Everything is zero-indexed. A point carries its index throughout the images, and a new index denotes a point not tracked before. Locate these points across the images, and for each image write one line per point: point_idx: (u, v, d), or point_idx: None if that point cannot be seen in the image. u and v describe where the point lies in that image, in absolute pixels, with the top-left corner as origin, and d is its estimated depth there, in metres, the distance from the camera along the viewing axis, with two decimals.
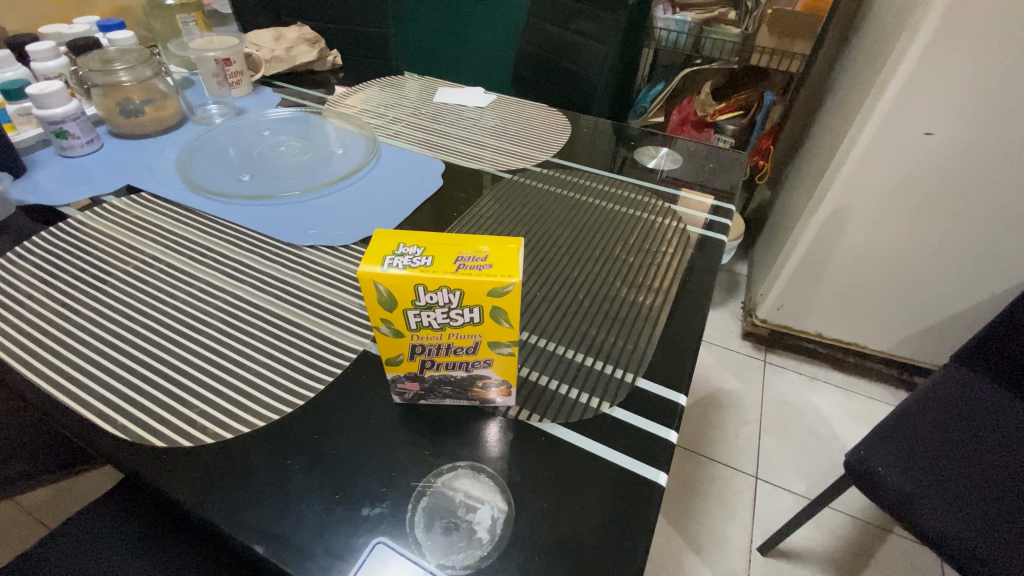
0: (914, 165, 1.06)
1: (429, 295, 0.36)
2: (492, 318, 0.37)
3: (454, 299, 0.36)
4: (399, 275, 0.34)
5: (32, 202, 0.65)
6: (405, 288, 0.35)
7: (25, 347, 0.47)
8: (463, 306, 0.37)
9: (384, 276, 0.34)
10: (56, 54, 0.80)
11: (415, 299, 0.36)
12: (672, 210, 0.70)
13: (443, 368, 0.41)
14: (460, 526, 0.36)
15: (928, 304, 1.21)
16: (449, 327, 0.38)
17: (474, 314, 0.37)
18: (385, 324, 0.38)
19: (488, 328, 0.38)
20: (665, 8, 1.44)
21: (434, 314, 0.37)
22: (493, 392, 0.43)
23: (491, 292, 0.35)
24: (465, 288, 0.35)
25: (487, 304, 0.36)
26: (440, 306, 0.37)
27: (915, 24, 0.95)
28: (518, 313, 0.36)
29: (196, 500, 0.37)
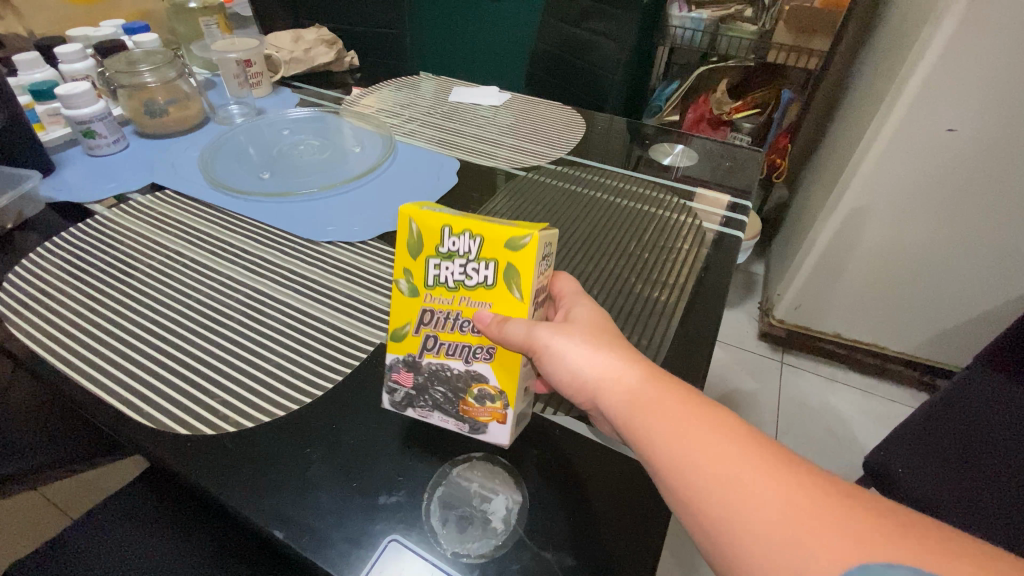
0: (934, 162, 1.04)
1: (449, 240, 0.42)
2: (504, 279, 0.41)
3: (474, 248, 0.41)
4: (435, 214, 0.42)
5: (60, 199, 0.67)
6: (435, 229, 0.42)
7: (54, 337, 0.48)
8: (480, 261, 0.41)
9: (421, 214, 0.42)
10: (84, 56, 0.82)
11: (440, 243, 0.42)
12: (688, 207, 0.70)
13: (442, 353, 0.42)
14: (474, 515, 0.37)
15: (952, 304, 1.19)
16: (462, 287, 0.42)
17: (488, 272, 0.41)
18: (410, 274, 0.43)
19: (498, 294, 0.41)
20: (680, 6, 1.45)
21: (453, 269, 0.42)
22: (485, 412, 0.40)
23: (508, 243, 0.40)
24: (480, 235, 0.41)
25: (501, 260, 0.40)
26: (454, 257, 0.42)
27: (937, 18, 0.94)
28: (526, 277, 0.40)
29: (217, 486, 0.38)
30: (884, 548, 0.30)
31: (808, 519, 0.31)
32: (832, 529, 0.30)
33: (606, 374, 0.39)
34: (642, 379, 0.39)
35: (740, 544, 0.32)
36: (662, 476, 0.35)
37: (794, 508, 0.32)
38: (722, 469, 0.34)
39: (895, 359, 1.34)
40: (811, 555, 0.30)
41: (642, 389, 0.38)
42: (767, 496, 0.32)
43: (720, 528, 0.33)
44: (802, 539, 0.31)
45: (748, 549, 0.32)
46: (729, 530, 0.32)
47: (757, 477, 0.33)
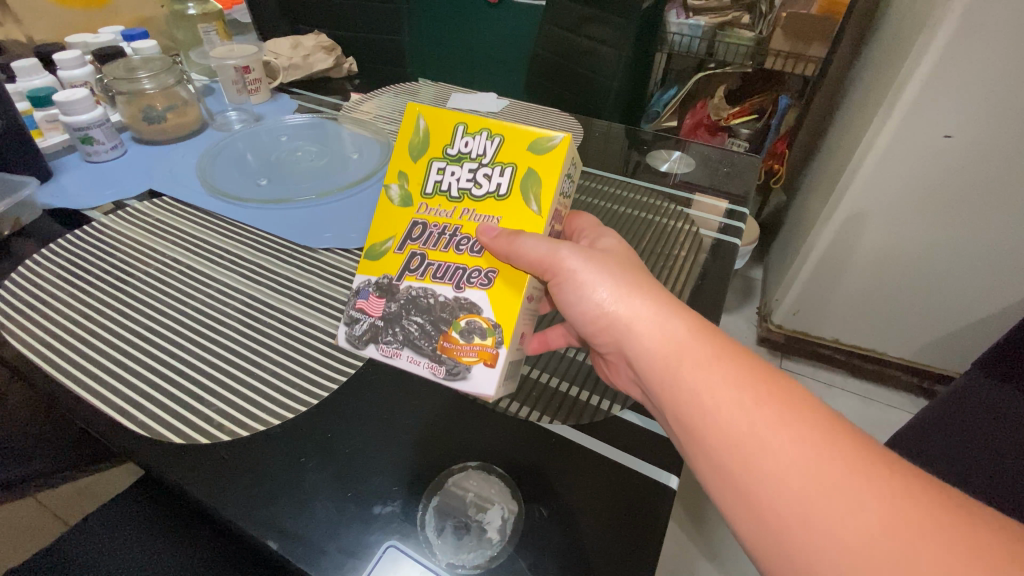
0: (931, 168, 1.04)
1: (466, 143, 0.47)
2: (520, 187, 0.45)
3: (489, 151, 0.46)
4: (449, 116, 0.48)
5: (57, 206, 0.67)
6: (450, 128, 0.48)
7: (50, 345, 0.48)
8: (495, 166, 0.46)
9: (435, 116, 0.48)
10: (83, 62, 0.83)
11: (453, 144, 0.47)
12: (685, 213, 0.70)
13: (429, 277, 0.45)
14: (469, 526, 0.37)
15: (950, 310, 1.19)
16: (470, 195, 0.47)
17: (502, 181, 0.45)
18: (419, 172, 0.49)
19: (510, 204, 0.45)
20: (678, 12, 1.46)
21: (463, 172, 0.47)
22: (471, 352, 0.42)
23: (531, 147, 0.45)
24: (501, 141, 0.46)
25: (521, 167, 0.45)
26: (471, 160, 0.47)
27: (933, 26, 0.94)
28: (542, 185, 0.44)
29: (211, 495, 0.38)
30: (909, 511, 0.31)
31: (841, 477, 0.32)
32: (859, 483, 0.32)
33: (641, 315, 0.41)
34: (687, 328, 0.40)
35: (764, 487, 0.33)
36: (693, 417, 0.37)
37: (825, 465, 0.33)
38: (755, 418, 0.35)
39: (894, 364, 1.34)
40: (838, 509, 0.31)
41: (682, 337, 0.40)
42: (797, 449, 0.33)
43: (745, 470, 0.34)
44: (828, 493, 0.32)
45: (771, 492, 0.33)
46: (755, 474, 0.34)
47: (789, 431, 0.34)
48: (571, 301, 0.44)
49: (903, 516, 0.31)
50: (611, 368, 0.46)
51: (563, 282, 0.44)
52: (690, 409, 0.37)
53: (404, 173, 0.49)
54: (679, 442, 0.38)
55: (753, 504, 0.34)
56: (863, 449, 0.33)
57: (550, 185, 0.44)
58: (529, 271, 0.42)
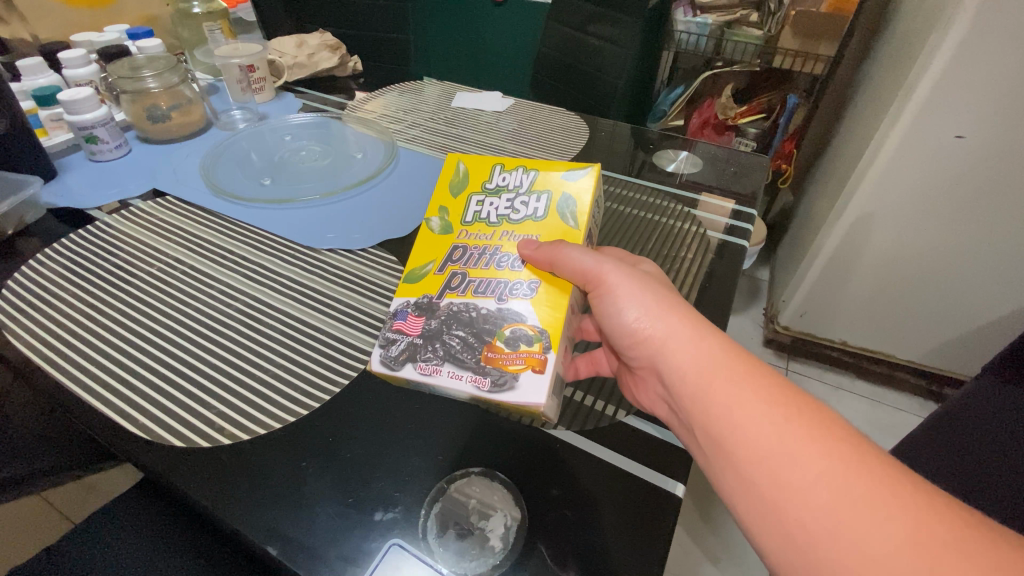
0: (942, 170, 1.03)
1: (503, 178, 0.52)
2: (557, 209, 0.48)
3: (525, 183, 0.51)
4: (486, 159, 0.53)
5: (61, 205, 0.67)
6: (487, 169, 0.53)
7: (53, 346, 0.48)
8: (531, 195, 0.50)
9: (472, 160, 0.54)
10: (87, 61, 0.83)
11: (491, 180, 0.52)
12: (692, 214, 0.69)
13: (471, 293, 0.45)
14: (472, 535, 0.36)
15: (961, 313, 1.17)
16: (508, 220, 0.49)
17: (537, 205, 0.49)
18: (455, 208, 0.51)
19: (548, 223, 0.48)
20: (685, 11, 1.44)
21: (501, 202, 0.51)
22: (518, 359, 0.41)
23: (563, 177, 0.50)
24: (536, 174, 0.51)
25: (555, 193, 0.49)
26: (508, 192, 0.51)
27: (945, 24, 0.93)
28: (577, 206, 0.48)
29: (212, 501, 0.37)
30: (943, 528, 0.30)
31: (868, 494, 0.31)
32: (894, 500, 0.31)
33: (676, 332, 0.41)
34: (720, 346, 0.39)
35: (795, 503, 0.33)
36: (721, 431, 0.36)
37: (860, 480, 0.32)
38: (786, 432, 0.34)
39: (901, 366, 1.34)
40: (874, 526, 0.30)
41: (711, 355, 0.39)
42: (829, 464, 0.33)
43: (774, 484, 0.34)
44: (862, 510, 0.31)
45: (802, 507, 0.32)
46: (786, 488, 0.33)
47: (822, 447, 0.34)
48: (607, 314, 0.44)
49: (935, 533, 0.30)
50: (640, 389, 0.44)
51: (602, 294, 0.44)
52: (719, 423, 0.36)
53: (444, 206, 0.52)
54: (705, 457, 0.38)
55: (784, 518, 0.33)
56: (893, 470, 0.33)
57: (585, 204, 0.48)
58: (573, 281, 0.44)
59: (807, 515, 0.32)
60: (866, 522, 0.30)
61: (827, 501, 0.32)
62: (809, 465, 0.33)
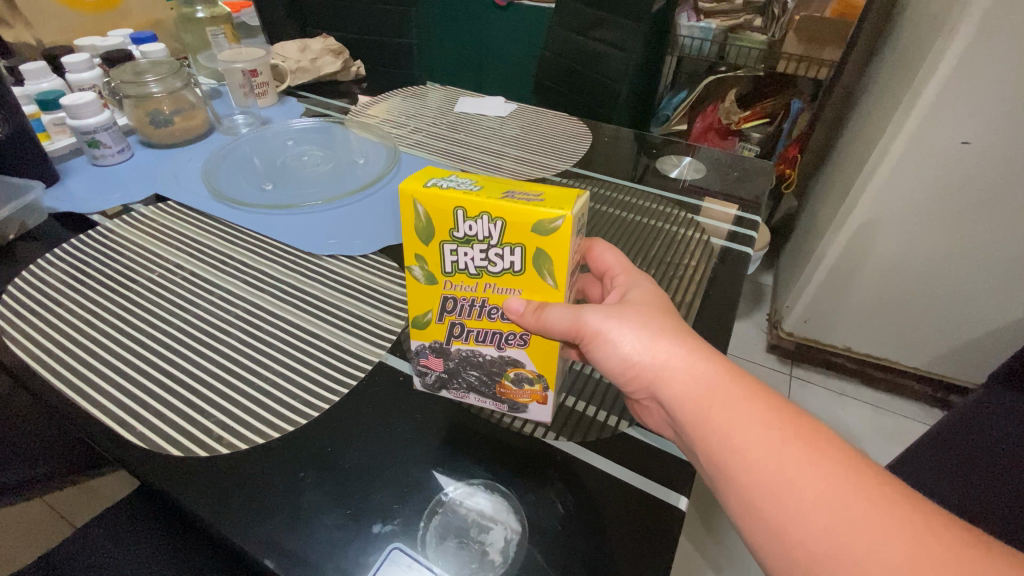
0: (947, 176, 1.02)
1: (468, 224, 0.38)
2: (533, 264, 0.39)
3: (495, 232, 0.38)
4: (440, 195, 0.38)
5: (63, 210, 0.67)
6: (445, 211, 0.38)
7: (51, 353, 0.48)
8: (505, 246, 0.38)
9: (424, 193, 0.38)
10: (91, 65, 0.83)
11: (454, 227, 0.39)
12: (695, 220, 0.68)
13: (471, 341, 0.43)
14: (471, 548, 0.36)
15: (965, 320, 1.16)
16: (485, 273, 0.40)
17: (514, 259, 0.39)
18: (422, 259, 0.41)
19: (528, 280, 0.40)
20: (689, 15, 1.44)
21: (471, 252, 0.40)
22: (524, 394, 0.42)
23: (537, 227, 0.37)
24: (506, 222, 0.37)
25: (531, 246, 0.38)
26: (479, 242, 0.39)
27: (950, 29, 0.92)
28: (559, 262, 0.38)
29: (209, 512, 0.37)
30: (942, 547, 0.30)
31: (869, 519, 0.31)
32: (893, 519, 0.31)
33: (669, 360, 0.39)
34: (715, 369, 0.38)
35: (794, 523, 0.32)
36: (719, 450, 0.36)
37: (858, 500, 0.32)
38: (783, 452, 0.34)
39: (906, 373, 1.32)
40: (873, 547, 0.30)
41: (706, 378, 0.38)
42: (828, 484, 0.32)
43: (773, 504, 0.33)
44: (861, 530, 0.31)
45: (801, 528, 0.32)
46: (785, 508, 0.33)
47: (819, 467, 0.33)
48: (599, 356, 0.42)
49: (936, 557, 0.29)
50: (645, 412, 0.42)
51: (590, 341, 0.41)
52: (717, 443, 0.36)
53: (413, 255, 0.41)
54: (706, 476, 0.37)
55: (784, 538, 0.33)
56: (893, 492, 0.32)
57: (566, 262, 0.38)
58: (560, 339, 0.40)
59: (810, 542, 0.32)
60: (868, 549, 0.30)
61: (829, 527, 0.31)
62: (810, 490, 0.33)
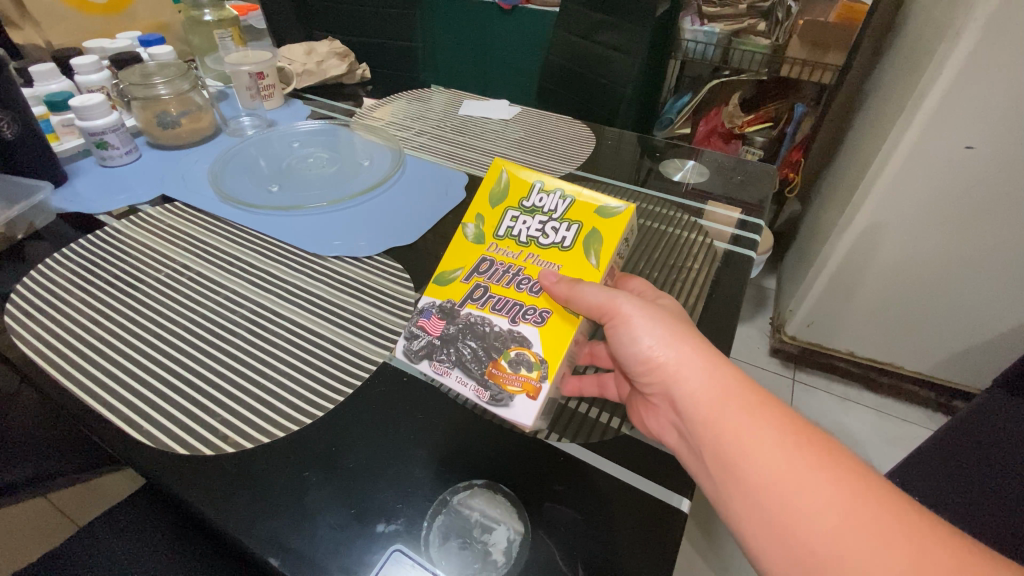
0: (952, 180, 1.02)
1: (540, 199, 0.50)
2: (583, 243, 0.46)
3: (561, 209, 0.49)
4: (528, 177, 0.52)
5: (71, 210, 0.67)
6: (527, 188, 0.51)
7: (59, 351, 0.48)
8: (565, 223, 0.48)
9: (515, 175, 0.52)
10: (99, 67, 0.84)
11: (528, 200, 0.50)
12: (699, 224, 0.68)
13: (487, 309, 0.46)
14: (474, 548, 0.36)
15: (969, 325, 1.16)
16: (537, 244, 0.48)
17: (568, 234, 0.48)
18: (487, 221, 0.51)
19: (571, 255, 0.46)
20: (693, 19, 1.45)
21: (534, 223, 0.49)
22: (516, 382, 0.42)
23: (598, 212, 0.47)
24: (573, 202, 0.49)
25: (587, 225, 0.47)
26: (542, 214, 0.50)
27: (955, 34, 0.93)
28: (606, 244, 0.46)
29: (213, 511, 0.37)
30: (941, 554, 0.31)
31: (876, 525, 0.32)
32: (896, 527, 0.32)
33: (689, 358, 0.40)
34: (731, 373, 0.39)
35: (802, 527, 0.33)
36: (730, 453, 0.36)
37: (865, 507, 0.32)
38: (793, 457, 0.35)
39: (910, 378, 1.31)
40: (877, 553, 0.31)
41: (721, 381, 0.38)
42: (835, 491, 0.33)
43: (782, 508, 0.34)
44: (866, 535, 0.31)
45: (809, 530, 0.32)
46: (791, 512, 0.33)
47: (826, 473, 0.34)
48: (621, 342, 0.42)
49: (939, 564, 0.30)
50: (649, 413, 0.42)
51: (615, 324, 0.42)
52: (728, 445, 0.36)
53: (481, 216, 0.52)
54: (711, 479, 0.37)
55: (790, 541, 0.33)
56: (899, 500, 0.33)
57: (612, 245, 0.46)
58: (586, 314, 0.43)
59: (817, 544, 0.32)
60: (875, 553, 0.31)
61: (836, 531, 0.32)
62: (819, 494, 0.33)
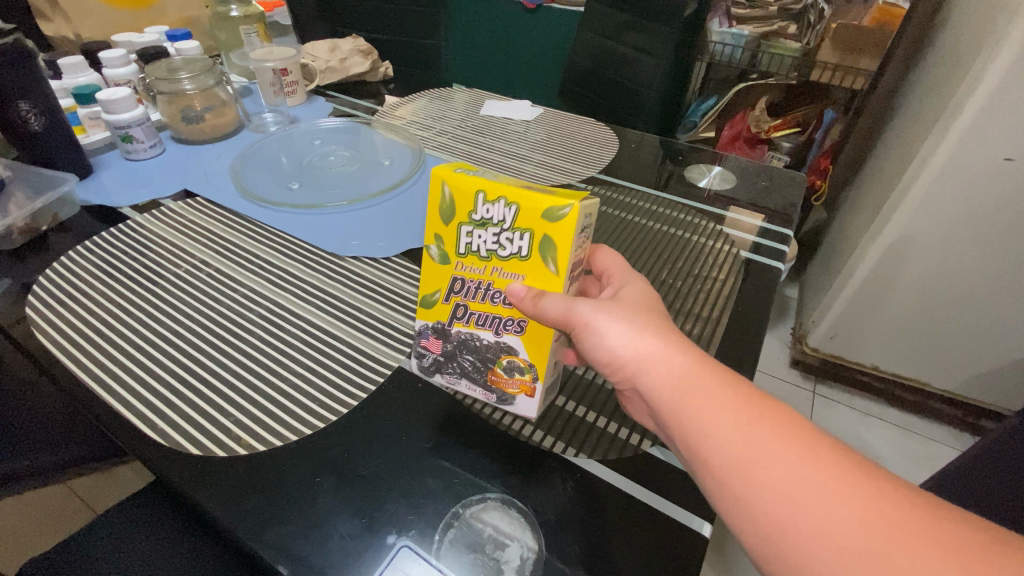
0: (989, 192, 0.98)
1: (485, 208, 0.43)
2: (539, 251, 0.41)
3: (509, 217, 0.42)
4: (466, 182, 0.43)
5: (95, 202, 0.68)
6: (468, 196, 0.43)
7: (78, 345, 0.48)
8: (515, 231, 0.42)
9: (454, 180, 0.43)
10: (127, 61, 0.84)
11: (474, 211, 0.43)
12: (723, 232, 0.66)
13: (471, 324, 0.44)
14: (486, 564, 0.35)
15: (1006, 341, 1.11)
16: (496, 255, 0.43)
17: (523, 242, 0.42)
18: (441, 241, 0.45)
19: (532, 266, 0.42)
20: (721, 22, 1.43)
21: (487, 235, 0.43)
22: (514, 384, 0.43)
23: (545, 214, 0.41)
24: (518, 207, 0.41)
25: (539, 231, 0.41)
26: (493, 225, 0.43)
27: (998, 41, 0.89)
28: (564, 249, 0.41)
29: (226, 515, 0.37)
30: (923, 539, 0.29)
31: (847, 496, 0.30)
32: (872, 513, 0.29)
33: (652, 350, 0.38)
34: (691, 359, 0.37)
35: (776, 510, 0.31)
36: (697, 440, 0.34)
37: (840, 492, 0.30)
38: (763, 440, 0.33)
39: (936, 396, 1.27)
40: (850, 527, 0.29)
41: (685, 365, 0.37)
42: (804, 467, 0.31)
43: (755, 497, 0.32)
44: (838, 508, 0.30)
45: (781, 512, 0.31)
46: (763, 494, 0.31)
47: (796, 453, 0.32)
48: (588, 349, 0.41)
49: (912, 531, 0.29)
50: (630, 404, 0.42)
51: (579, 332, 0.40)
52: (696, 432, 0.34)
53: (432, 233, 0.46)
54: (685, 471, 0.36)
55: (768, 535, 0.31)
56: (867, 472, 0.31)
57: (568, 250, 0.41)
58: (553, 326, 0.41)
59: (793, 522, 0.30)
60: (846, 525, 0.29)
61: (808, 506, 0.30)
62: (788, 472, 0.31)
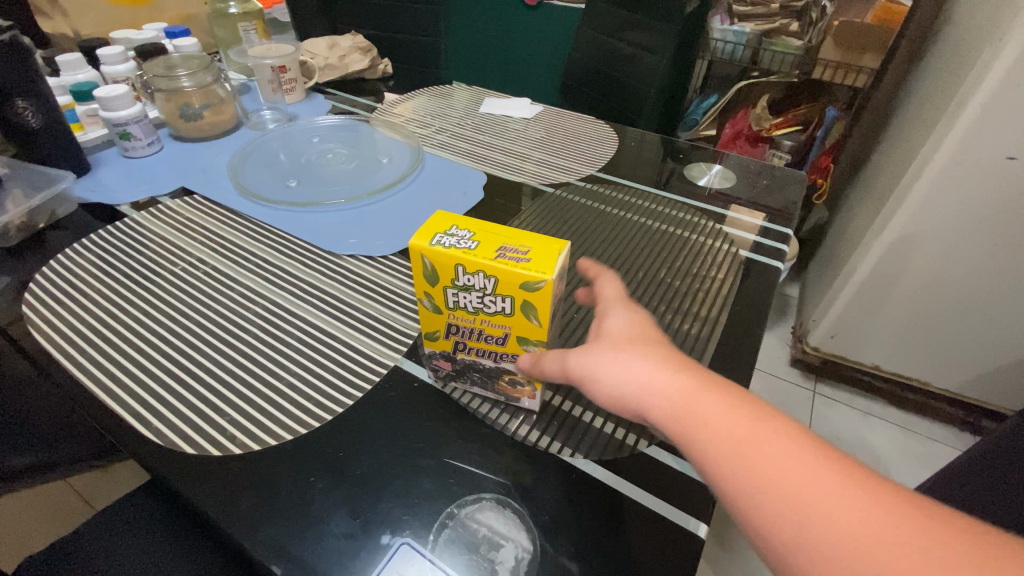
0: (990, 191, 0.97)
1: (466, 276, 0.38)
2: (522, 312, 0.38)
3: (489, 285, 0.38)
4: (442, 252, 0.38)
5: (93, 199, 0.68)
6: (447, 266, 0.38)
7: (73, 342, 0.48)
8: (497, 295, 0.38)
9: (430, 250, 0.38)
10: (125, 58, 0.84)
11: (454, 278, 0.39)
12: (723, 231, 0.66)
13: (473, 354, 0.44)
14: (481, 564, 0.35)
15: (1007, 341, 1.10)
16: (483, 312, 0.40)
17: (506, 304, 0.39)
18: (428, 298, 0.41)
19: (519, 322, 0.39)
20: (722, 19, 1.42)
21: (471, 296, 0.40)
22: (518, 390, 0.43)
23: (524, 285, 0.36)
24: (498, 277, 0.37)
25: (519, 297, 0.37)
26: (476, 289, 0.39)
27: (1000, 39, 0.89)
28: (547, 311, 0.38)
29: (219, 514, 0.37)
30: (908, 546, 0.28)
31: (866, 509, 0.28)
32: (896, 533, 0.27)
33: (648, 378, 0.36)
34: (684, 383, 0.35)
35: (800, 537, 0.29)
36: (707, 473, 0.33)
37: (860, 513, 0.28)
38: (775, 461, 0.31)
39: (936, 395, 1.27)
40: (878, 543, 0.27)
41: (681, 388, 0.35)
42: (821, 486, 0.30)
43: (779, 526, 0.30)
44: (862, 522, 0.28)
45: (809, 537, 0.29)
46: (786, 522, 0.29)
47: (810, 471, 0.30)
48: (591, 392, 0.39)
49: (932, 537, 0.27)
50: None
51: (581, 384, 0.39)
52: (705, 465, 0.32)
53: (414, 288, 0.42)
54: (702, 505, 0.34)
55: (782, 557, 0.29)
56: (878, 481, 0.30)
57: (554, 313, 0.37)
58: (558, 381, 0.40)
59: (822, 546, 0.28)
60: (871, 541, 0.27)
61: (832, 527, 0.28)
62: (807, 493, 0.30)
